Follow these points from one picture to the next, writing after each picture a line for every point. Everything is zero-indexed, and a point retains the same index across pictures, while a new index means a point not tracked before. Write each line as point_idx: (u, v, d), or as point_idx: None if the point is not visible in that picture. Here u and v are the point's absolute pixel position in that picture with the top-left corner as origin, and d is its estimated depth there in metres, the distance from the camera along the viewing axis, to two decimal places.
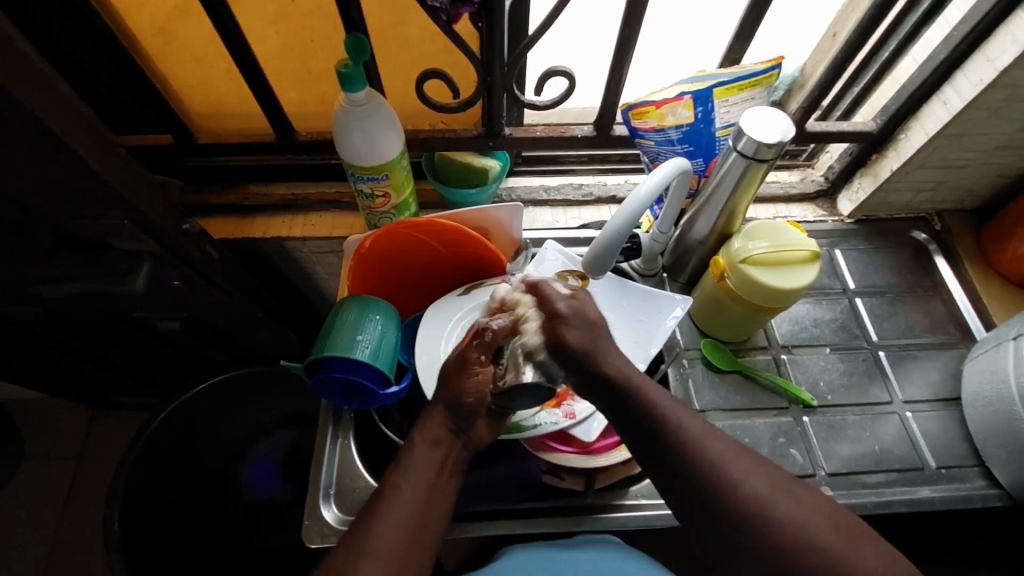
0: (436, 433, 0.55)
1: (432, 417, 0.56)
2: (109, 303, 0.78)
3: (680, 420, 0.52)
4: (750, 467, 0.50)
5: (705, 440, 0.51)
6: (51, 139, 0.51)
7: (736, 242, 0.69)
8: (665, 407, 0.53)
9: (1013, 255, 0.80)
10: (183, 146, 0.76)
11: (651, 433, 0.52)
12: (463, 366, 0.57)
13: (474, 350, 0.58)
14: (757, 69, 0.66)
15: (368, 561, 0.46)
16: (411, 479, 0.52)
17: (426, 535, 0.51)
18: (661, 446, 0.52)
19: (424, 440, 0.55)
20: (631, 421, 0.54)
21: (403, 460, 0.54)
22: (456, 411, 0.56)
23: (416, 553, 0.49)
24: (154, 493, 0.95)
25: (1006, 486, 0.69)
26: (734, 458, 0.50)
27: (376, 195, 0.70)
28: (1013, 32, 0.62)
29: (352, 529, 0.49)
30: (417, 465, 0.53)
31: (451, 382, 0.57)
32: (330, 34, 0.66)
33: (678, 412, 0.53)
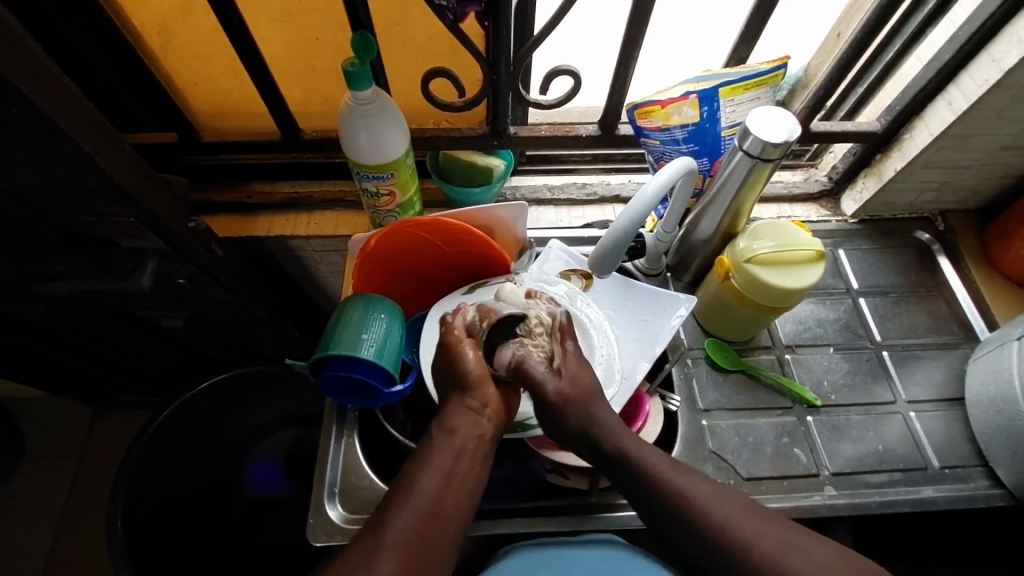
0: (457, 423, 0.55)
1: (455, 409, 0.56)
2: (113, 301, 0.78)
3: (681, 483, 0.52)
4: (758, 527, 0.50)
5: (711, 500, 0.51)
6: (60, 137, 0.51)
7: (741, 242, 0.69)
8: (665, 471, 0.53)
9: (1016, 255, 0.80)
10: (188, 144, 0.76)
11: (653, 500, 0.53)
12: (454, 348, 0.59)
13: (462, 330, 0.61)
14: (763, 68, 0.66)
15: (383, 557, 0.45)
16: (431, 474, 0.50)
17: (444, 531, 0.48)
18: (666, 511, 0.52)
19: (445, 437, 0.54)
20: (632, 485, 0.54)
21: (425, 453, 0.53)
22: (466, 393, 0.57)
23: (432, 552, 0.47)
24: (157, 492, 0.95)
25: (1010, 486, 0.70)
26: (742, 518, 0.50)
27: (382, 194, 0.70)
28: (1018, 33, 0.62)
29: (368, 526, 0.48)
30: (438, 460, 0.52)
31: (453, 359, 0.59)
32: (336, 32, 0.66)
33: (677, 476, 0.53)
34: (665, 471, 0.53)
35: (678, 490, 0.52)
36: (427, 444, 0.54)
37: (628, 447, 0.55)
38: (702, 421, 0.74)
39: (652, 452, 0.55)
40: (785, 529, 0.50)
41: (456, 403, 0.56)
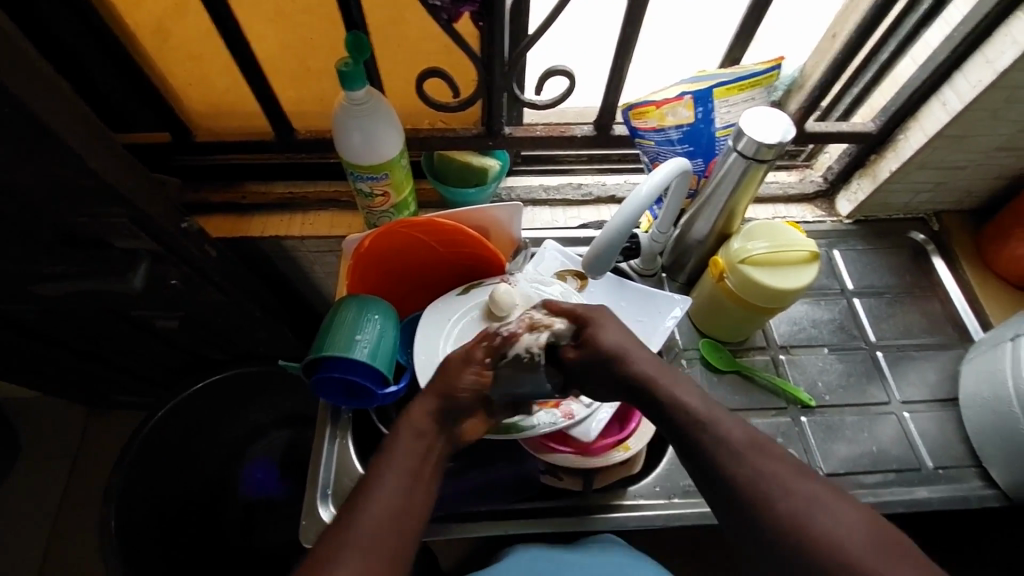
0: (420, 426, 0.53)
1: (418, 406, 0.54)
2: (107, 301, 0.78)
3: (720, 426, 0.50)
4: (795, 481, 0.46)
5: (748, 449, 0.48)
6: (51, 137, 0.51)
7: (736, 242, 0.69)
8: (705, 417, 0.51)
9: (1011, 255, 0.80)
10: (181, 144, 0.76)
11: (689, 443, 0.51)
12: (463, 364, 0.57)
13: (479, 350, 0.59)
14: (758, 69, 0.66)
15: (347, 553, 0.44)
16: (393, 472, 0.49)
17: (409, 526, 0.48)
18: (699, 456, 0.50)
19: (408, 432, 0.52)
20: (674, 429, 0.52)
21: (386, 450, 0.51)
22: (445, 400, 0.55)
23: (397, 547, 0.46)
24: (151, 492, 0.95)
25: (1004, 487, 0.70)
26: (780, 469, 0.47)
27: (376, 194, 0.70)
28: (1013, 34, 0.62)
29: (338, 519, 0.47)
30: (400, 457, 0.51)
31: (448, 374, 0.57)
32: (330, 33, 0.66)
33: (719, 421, 0.50)
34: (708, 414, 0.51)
35: (714, 435, 0.49)
36: (390, 438, 0.52)
37: (667, 387, 0.54)
38: None
39: (693, 395, 0.53)
40: (821, 487, 0.46)
41: (424, 402, 0.55)
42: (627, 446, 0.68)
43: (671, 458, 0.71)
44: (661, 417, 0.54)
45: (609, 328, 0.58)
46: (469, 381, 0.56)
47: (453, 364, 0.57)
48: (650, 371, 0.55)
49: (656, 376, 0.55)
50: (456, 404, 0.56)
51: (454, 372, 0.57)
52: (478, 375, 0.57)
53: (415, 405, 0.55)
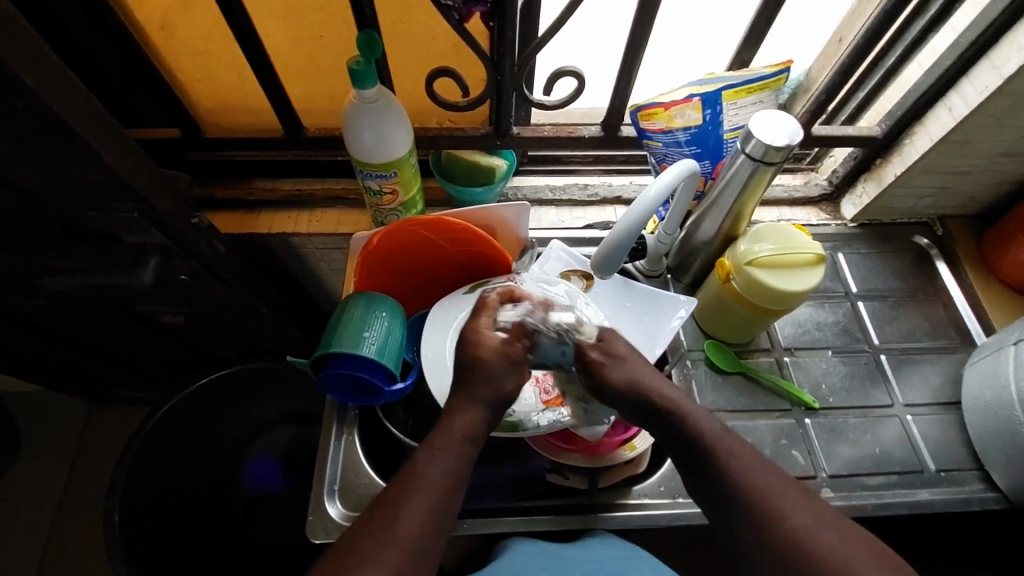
0: (470, 427, 0.55)
1: (462, 414, 0.55)
2: (114, 296, 0.78)
3: (725, 442, 0.54)
4: (796, 498, 0.50)
5: (754, 472, 0.51)
6: (65, 130, 0.51)
7: (742, 244, 0.69)
8: (715, 433, 0.54)
9: (1013, 260, 0.81)
10: (190, 140, 0.76)
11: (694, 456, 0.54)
12: (508, 370, 0.57)
13: (516, 347, 0.58)
14: (766, 72, 0.66)
15: (389, 556, 0.46)
16: (432, 481, 0.50)
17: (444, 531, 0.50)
18: (703, 470, 0.53)
19: (449, 441, 0.53)
20: (683, 448, 0.55)
21: (427, 452, 0.52)
22: (490, 410, 0.56)
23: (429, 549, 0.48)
24: (154, 487, 0.95)
25: (1005, 490, 0.70)
26: (781, 487, 0.51)
27: (384, 192, 0.71)
28: (1019, 40, 0.62)
29: (373, 511, 0.49)
30: (441, 463, 0.51)
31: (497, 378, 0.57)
32: (340, 30, 0.66)
33: (722, 437, 0.54)
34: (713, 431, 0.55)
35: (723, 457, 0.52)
36: (432, 440, 0.53)
37: (675, 400, 0.57)
38: None
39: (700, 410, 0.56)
40: (818, 505, 0.50)
41: (470, 409, 0.55)
42: (633, 445, 0.68)
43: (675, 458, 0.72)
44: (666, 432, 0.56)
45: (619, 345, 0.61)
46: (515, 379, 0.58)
47: (500, 370, 0.57)
48: (650, 379, 0.58)
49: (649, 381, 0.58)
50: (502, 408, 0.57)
51: (495, 375, 0.57)
52: (518, 376, 0.58)
53: (456, 412, 0.55)
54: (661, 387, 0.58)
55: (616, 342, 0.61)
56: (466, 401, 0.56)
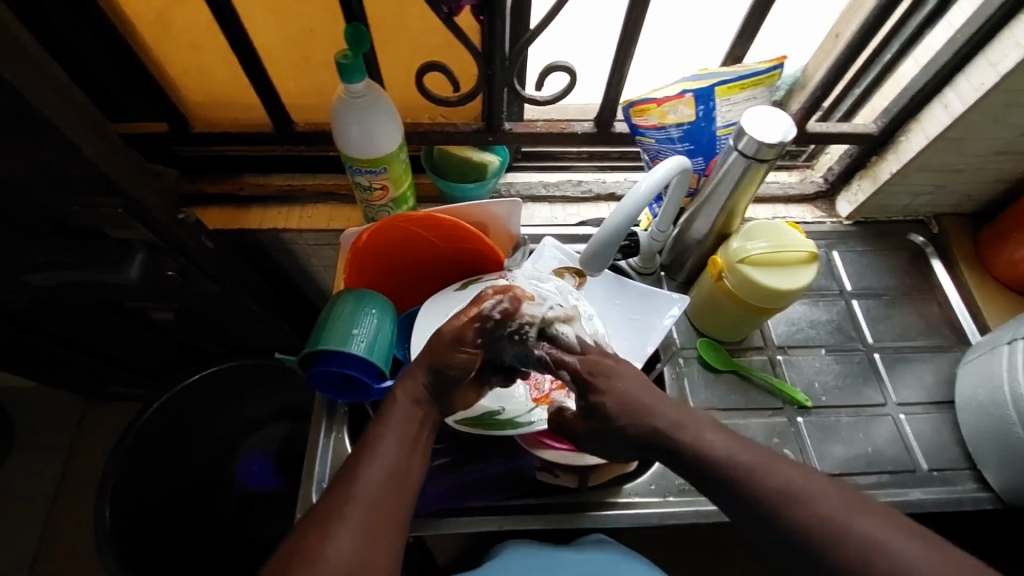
0: (418, 392, 0.54)
1: (410, 375, 0.55)
2: (102, 292, 0.77)
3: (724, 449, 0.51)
4: (822, 489, 0.47)
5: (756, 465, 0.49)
6: (49, 126, 0.51)
7: (735, 242, 0.68)
8: (707, 443, 0.52)
9: (1009, 259, 0.80)
10: (178, 134, 0.75)
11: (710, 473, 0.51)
12: (457, 340, 0.55)
13: (471, 330, 0.56)
14: (760, 68, 0.65)
15: (353, 508, 0.46)
16: (387, 441, 0.50)
17: (408, 488, 0.49)
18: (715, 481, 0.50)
19: (397, 405, 0.53)
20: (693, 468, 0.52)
21: (383, 416, 0.53)
22: (441, 380, 0.55)
23: (396, 505, 0.48)
24: (144, 484, 0.95)
25: (998, 490, 0.70)
26: (816, 489, 0.47)
27: (374, 187, 0.70)
28: (1016, 37, 0.62)
29: (335, 480, 0.48)
30: (395, 424, 0.52)
31: (439, 345, 0.55)
32: (330, 23, 0.65)
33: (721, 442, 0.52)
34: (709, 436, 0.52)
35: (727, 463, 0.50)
36: (386, 402, 0.54)
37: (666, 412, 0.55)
38: None
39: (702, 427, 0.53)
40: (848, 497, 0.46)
41: (413, 376, 0.55)
42: None
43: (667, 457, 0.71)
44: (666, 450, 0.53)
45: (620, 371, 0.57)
46: (471, 354, 0.56)
47: (447, 340, 0.55)
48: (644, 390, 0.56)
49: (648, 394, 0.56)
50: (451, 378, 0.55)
51: (453, 349, 0.55)
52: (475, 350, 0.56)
53: (402, 382, 0.55)
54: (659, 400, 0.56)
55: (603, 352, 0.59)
56: (412, 368, 0.55)
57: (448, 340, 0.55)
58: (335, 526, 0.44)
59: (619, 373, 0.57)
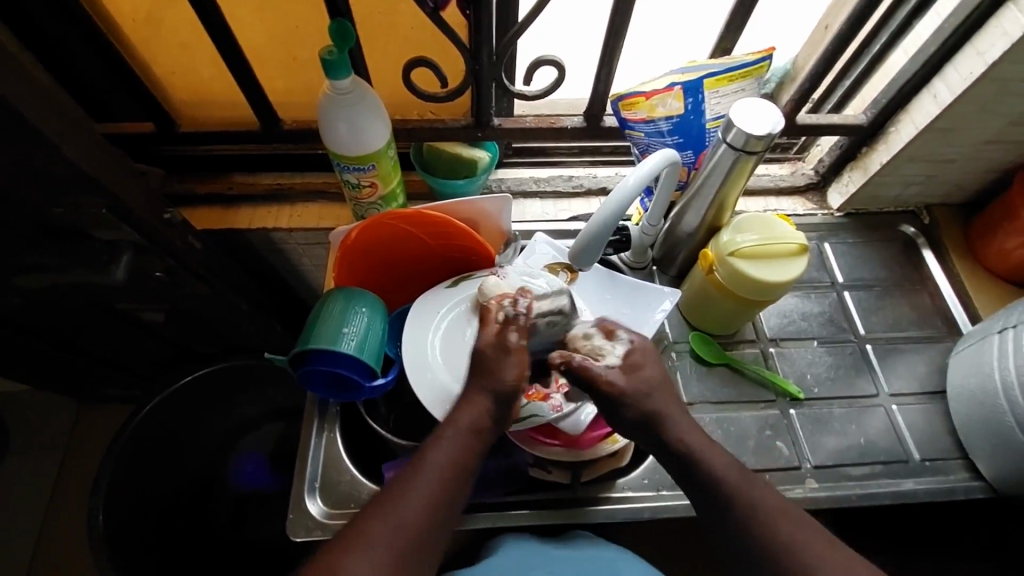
0: (476, 418, 0.56)
1: (472, 400, 0.56)
2: (90, 294, 0.77)
3: (713, 462, 0.55)
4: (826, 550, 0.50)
5: (740, 484, 0.53)
6: (30, 126, 0.50)
7: (725, 235, 0.68)
8: (699, 447, 0.55)
9: (999, 249, 0.80)
10: (165, 134, 0.74)
11: (722, 514, 0.53)
12: (502, 354, 0.57)
13: (511, 334, 0.58)
14: (748, 60, 0.65)
15: (388, 531, 0.49)
16: (436, 468, 0.53)
17: (445, 516, 0.52)
18: (698, 484, 0.55)
19: (456, 431, 0.55)
20: (682, 470, 0.56)
21: (437, 440, 0.55)
22: (501, 403, 0.57)
23: (432, 532, 0.51)
24: (138, 486, 0.94)
25: (990, 479, 0.70)
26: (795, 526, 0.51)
27: (363, 185, 0.69)
28: (1003, 26, 0.61)
29: (379, 497, 0.52)
30: (446, 451, 0.54)
31: (489, 364, 0.57)
32: (315, 18, 0.64)
33: (712, 455, 0.55)
34: (706, 450, 0.55)
35: (716, 473, 0.54)
36: (445, 426, 0.56)
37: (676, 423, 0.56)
38: None
39: (720, 457, 0.55)
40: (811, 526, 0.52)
41: (475, 400, 0.56)
42: (615, 437, 0.68)
43: None
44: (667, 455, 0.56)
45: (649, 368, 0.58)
46: (520, 372, 0.57)
47: (492, 350, 0.57)
48: (662, 408, 0.57)
49: (666, 414, 0.56)
50: (509, 404, 0.57)
51: (502, 366, 0.57)
52: (522, 366, 0.58)
53: (466, 403, 0.56)
54: (679, 422, 0.57)
55: (641, 369, 0.57)
56: (472, 395, 0.57)
57: (492, 349, 0.57)
58: (368, 545, 0.48)
59: (648, 391, 0.57)
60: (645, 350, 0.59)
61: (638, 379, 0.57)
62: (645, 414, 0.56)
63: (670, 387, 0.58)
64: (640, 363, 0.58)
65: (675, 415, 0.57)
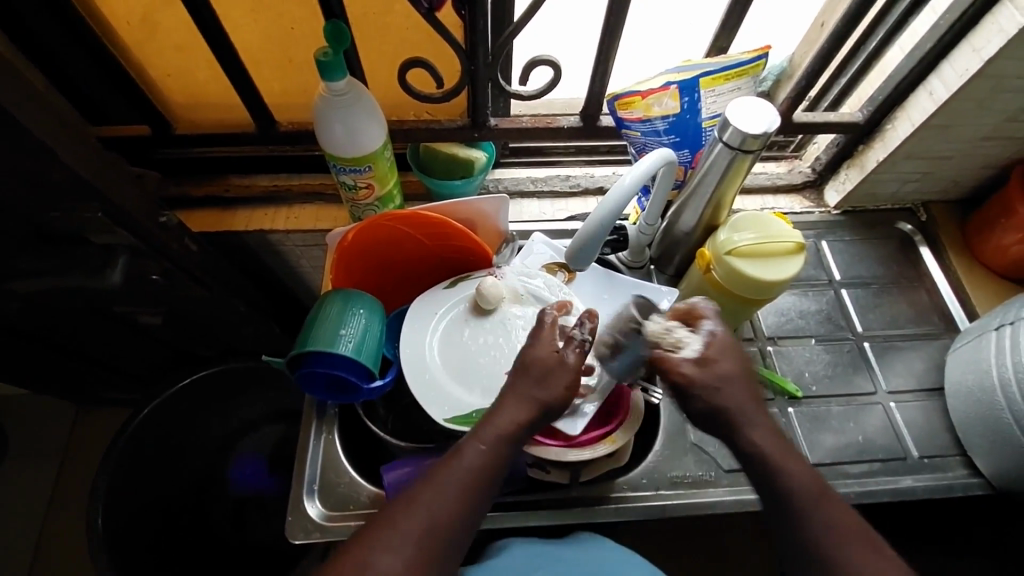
0: (518, 425, 0.55)
1: (515, 404, 0.56)
2: (86, 298, 0.76)
3: (788, 469, 0.54)
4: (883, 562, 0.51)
5: (807, 492, 0.53)
6: (23, 131, 0.50)
7: (722, 233, 0.68)
8: (772, 452, 0.54)
9: (997, 245, 0.81)
10: (161, 137, 0.74)
11: (789, 520, 0.53)
12: (557, 369, 0.57)
13: (571, 354, 0.58)
14: (743, 59, 0.65)
15: (418, 534, 0.50)
16: (469, 472, 0.53)
17: (473, 519, 0.53)
18: (767, 487, 0.54)
19: (494, 436, 0.55)
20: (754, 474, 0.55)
21: (475, 441, 0.55)
22: (544, 410, 0.56)
23: (459, 534, 0.52)
24: (137, 489, 0.94)
25: (989, 475, 0.70)
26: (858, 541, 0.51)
27: (359, 186, 0.69)
28: (999, 22, 0.61)
29: (409, 496, 0.53)
30: (480, 456, 0.54)
31: (542, 379, 0.57)
32: (309, 20, 0.64)
33: (787, 461, 0.54)
34: (783, 456, 0.54)
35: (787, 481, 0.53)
36: (482, 426, 0.56)
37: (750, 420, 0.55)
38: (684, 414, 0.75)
39: (797, 467, 0.54)
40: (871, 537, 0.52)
41: (517, 404, 0.56)
42: (613, 439, 0.67)
43: (659, 450, 0.72)
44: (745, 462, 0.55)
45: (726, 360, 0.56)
46: (567, 386, 0.57)
47: (552, 369, 0.57)
48: (732, 405, 0.55)
49: (736, 411, 0.55)
50: (551, 412, 0.57)
51: (549, 378, 0.57)
52: (570, 380, 0.57)
53: (506, 408, 0.56)
54: (755, 424, 0.55)
55: (716, 363, 0.55)
56: (512, 400, 0.56)
57: (555, 372, 0.57)
58: (398, 545, 0.50)
59: (720, 386, 0.55)
60: (726, 345, 0.56)
61: (710, 371, 0.55)
62: (712, 407, 0.55)
63: (747, 385, 0.56)
64: (716, 356, 0.56)
65: (749, 416, 0.55)
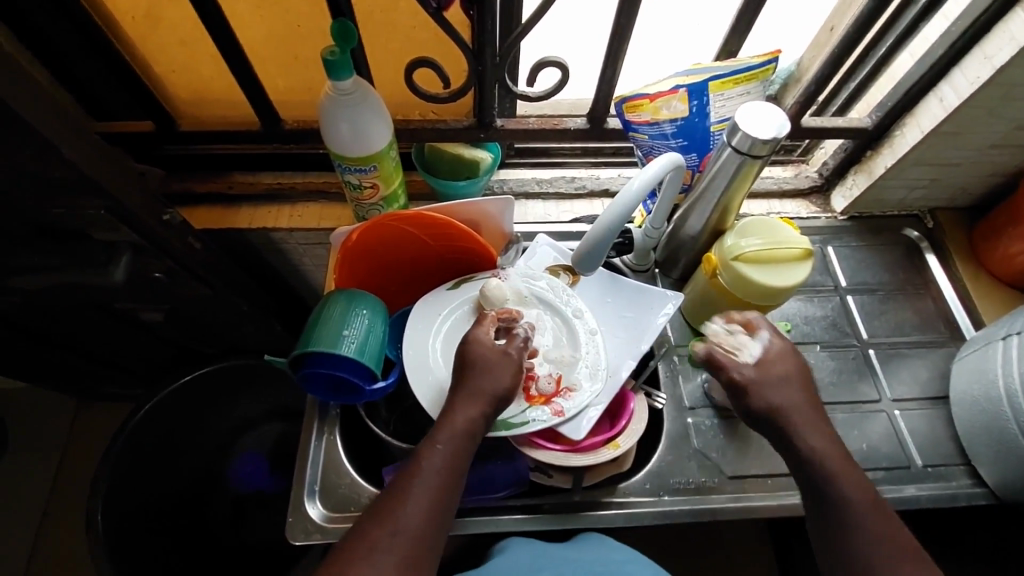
0: (472, 424, 0.58)
1: (467, 403, 0.59)
2: (89, 294, 0.76)
3: (841, 472, 0.57)
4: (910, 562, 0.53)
5: (857, 492, 0.56)
6: (25, 126, 0.49)
7: (729, 239, 0.68)
8: (826, 453, 0.58)
9: (1004, 254, 0.80)
10: (165, 133, 0.73)
11: (832, 519, 0.56)
12: (501, 362, 0.61)
13: (513, 347, 0.63)
14: (753, 63, 0.64)
15: (395, 539, 0.52)
16: (434, 472, 0.55)
17: (445, 518, 0.55)
18: (816, 486, 0.57)
19: (450, 434, 0.57)
20: (807, 478, 0.58)
21: (434, 442, 0.57)
22: (495, 404, 0.60)
23: (434, 535, 0.53)
24: (137, 485, 0.94)
25: (993, 485, 0.70)
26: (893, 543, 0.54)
27: (364, 186, 0.69)
28: (1011, 30, 0.61)
29: (381, 504, 0.54)
30: (443, 455, 0.56)
31: (489, 373, 0.60)
32: (318, 19, 0.64)
33: (839, 465, 0.57)
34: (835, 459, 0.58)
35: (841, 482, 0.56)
36: (439, 427, 0.58)
37: (807, 422, 0.59)
38: (687, 419, 0.74)
39: (853, 475, 0.57)
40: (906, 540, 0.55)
41: (469, 403, 0.59)
42: (617, 443, 0.66)
43: (662, 456, 0.71)
44: (798, 466, 0.59)
45: (783, 364, 0.62)
46: (511, 376, 0.61)
47: (496, 360, 0.61)
48: (788, 403, 0.60)
49: (791, 410, 0.59)
50: (502, 403, 0.60)
51: (494, 371, 0.60)
52: (513, 370, 0.61)
53: (459, 407, 0.59)
54: (811, 428, 0.59)
55: (773, 364, 0.61)
56: (463, 401, 0.59)
57: (500, 364, 0.61)
58: (379, 554, 0.51)
59: (774, 385, 0.60)
60: (780, 351, 0.62)
61: (768, 372, 0.61)
62: (769, 407, 0.59)
63: (803, 391, 0.61)
64: (773, 360, 0.62)
65: (808, 417, 0.59)
